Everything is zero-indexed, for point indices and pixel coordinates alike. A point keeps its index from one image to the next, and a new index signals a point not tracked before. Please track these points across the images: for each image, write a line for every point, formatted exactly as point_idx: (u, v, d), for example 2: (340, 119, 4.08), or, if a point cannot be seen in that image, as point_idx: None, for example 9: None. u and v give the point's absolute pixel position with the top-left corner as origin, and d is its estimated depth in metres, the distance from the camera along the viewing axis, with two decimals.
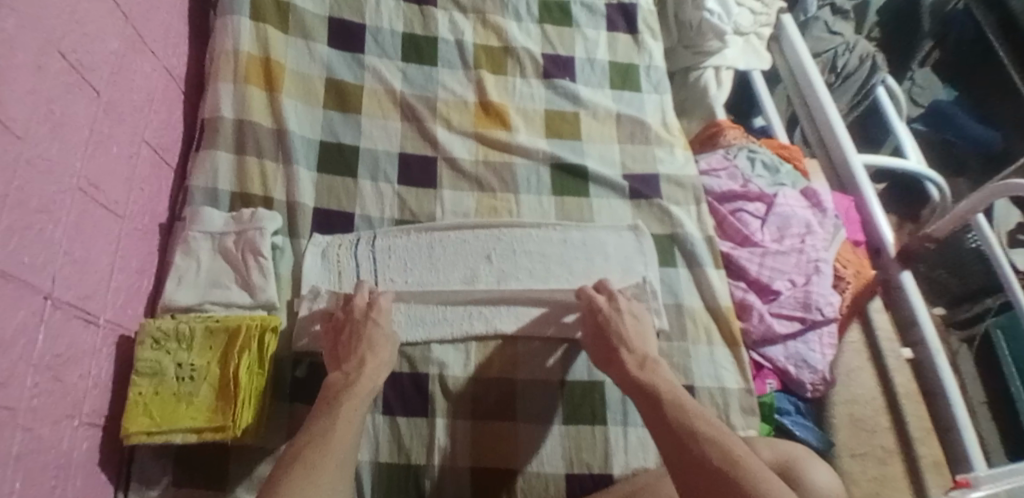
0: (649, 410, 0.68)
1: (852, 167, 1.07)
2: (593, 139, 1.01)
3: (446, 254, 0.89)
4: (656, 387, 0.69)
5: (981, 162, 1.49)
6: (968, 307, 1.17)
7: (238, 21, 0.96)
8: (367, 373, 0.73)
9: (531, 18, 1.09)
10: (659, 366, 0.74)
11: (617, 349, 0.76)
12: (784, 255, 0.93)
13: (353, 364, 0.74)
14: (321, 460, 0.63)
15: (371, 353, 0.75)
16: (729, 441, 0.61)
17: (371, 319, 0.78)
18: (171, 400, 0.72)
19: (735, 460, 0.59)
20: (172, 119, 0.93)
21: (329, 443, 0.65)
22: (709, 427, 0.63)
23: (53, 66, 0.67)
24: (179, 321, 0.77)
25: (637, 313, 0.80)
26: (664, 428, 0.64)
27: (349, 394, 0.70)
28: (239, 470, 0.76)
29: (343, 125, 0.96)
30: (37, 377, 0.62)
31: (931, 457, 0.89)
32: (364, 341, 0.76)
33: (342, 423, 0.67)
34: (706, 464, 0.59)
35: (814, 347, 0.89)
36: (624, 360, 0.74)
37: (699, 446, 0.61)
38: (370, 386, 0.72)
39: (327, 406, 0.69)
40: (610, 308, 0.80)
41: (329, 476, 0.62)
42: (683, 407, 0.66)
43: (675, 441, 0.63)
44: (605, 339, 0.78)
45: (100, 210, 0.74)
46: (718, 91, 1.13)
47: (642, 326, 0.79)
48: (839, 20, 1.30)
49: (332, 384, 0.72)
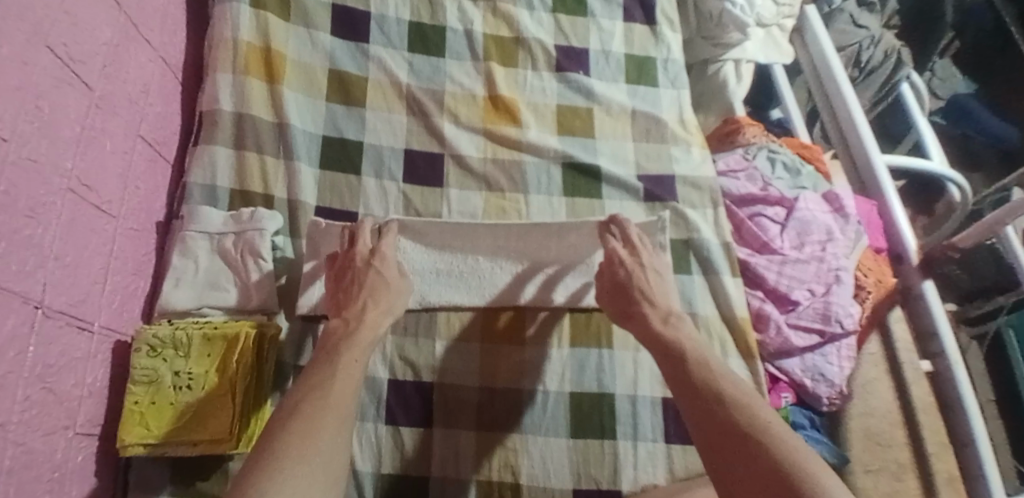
0: (674, 370, 0.66)
1: (874, 168, 1.01)
2: (606, 136, 0.97)
3: (450, 240, 0.83)
4: (681, 348, 0.68)
5: (998, 157, 1.45)
6: (980, 304, 1.04)
7: (237, 7, 0.92)
8: (367, 323, 0.71)
9: (543, 7, 1.04)
10: (683, 322, 0.72)
11: (636, 301, 0.74)
12: (803, 264, 0.89)
13: (353, 312, 0.72)
14: (322, 413, 0.62)
15: (371, 304, 0.72)
16: (755, 405, 0.60)
17: (374, 268, 0.75)
18: (167, 411, 0.70)
19: (764, 427, 0.58)
20: (169, 111, 0.89)
21: (329, 397, 0.63)
22: (735, 390, 0.62)
23: (41, 60, 0.63)
24: (176, 327, 0.74)
25: (659, 270, 0.77)
26: (689, 387, 0.64)
27: (348, 344, 0.68)
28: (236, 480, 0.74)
29: (346, 118, 0.92)
30: (28, 389, 0.59)
31: (945, 473, 0.86)
32: (367, 288, 0.73)
33: (342, 379, 0.65)
34: (731, 427, 0.59)
35: (831, 360, 0.87)
36: (647, 314, 0.72)
37: (728, 411, 0.60)
38: (370, 337, 0.70)
39: (325, 358, 0.67)
40: (632, 261, 0.76)
41: (329, 434, 0.61)
42: (709, 368, 0.65)
43: (700, 401, 0.62)
44: (625, 294, 0.75)
45: (93, 210, 0.71)
46: (737, 85, 1.09)
47: (663, 283, 0.76)
48: (866, 13, 1.25)
49: (332, 332, 0.71)
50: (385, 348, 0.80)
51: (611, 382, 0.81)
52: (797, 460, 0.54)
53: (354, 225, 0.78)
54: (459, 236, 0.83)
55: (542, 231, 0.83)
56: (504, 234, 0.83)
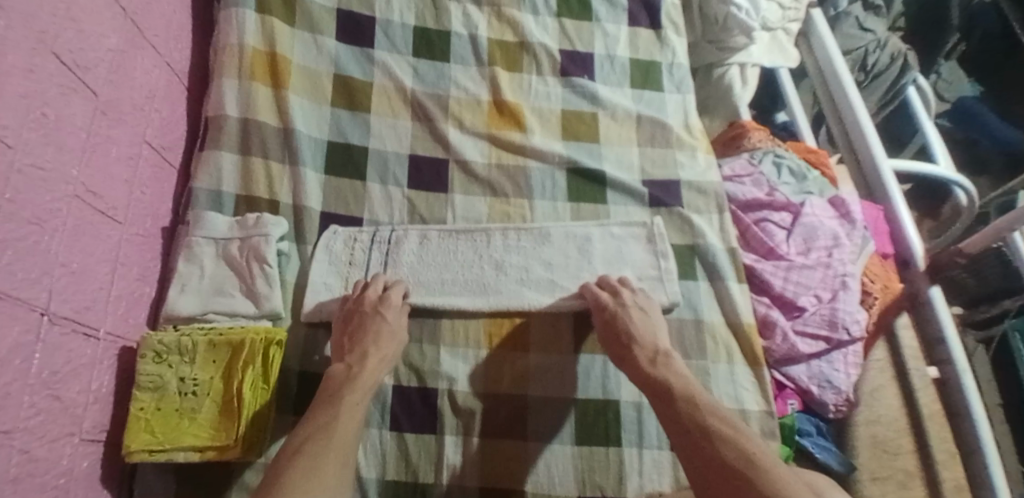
0: (662, 409, 0.68)
1: (881, 174, 1.01)
2: (611, 142, 0.97)
3: (457, 254, 0.86)
4: (668, 384, 0.70)
5: (1003, 161, 1.42)
6: (985, 308, 1.04)
7: (243, 13, 0.92)
8: (369, 368, 0.72)
9: (548, 12, 1.04)
10: (672, 361, 0.74)
11: (628, 346, 0.75)
12: (810, 270, 0.89)
13: (356, 358, 0.73)
14: (323, 454, 0.63)
15: (374, 346, 0.74)
16: (744, 439, 0.62)
17: (379, 313, 0.77)
18: (173, 416, 0.71)
19: (751, 460, 0.60)
20: (175, 117, 0.90)
21: (330, 439, 0.65)
22: (723, 425, 0.64)
23: (47, 67, 0.63)
24: (181, 333, 0.74)
25: (644, 307, 0.80)
26: (676, 425, 0.66)
27: (351, 388, 0.70)
28: (239, 484, 0.74)
29: (351, 124, 0.92)
30: (33, 396, 0.59)
31: (953, 481, 0.85)
32: (370, 333, 0.75)
33: (343, 422, 0.67)
34: (719, 465, 0.60)
35: (838, 366, 0.87)
36: (636, 356, 0.74)
37: (716, 446, 0.62)
38: (371, 380, 0.72)
39: (328, 401, 0.69)
40: (616, 304, 0.79)
41: (331, 474, 0.63)
42: (697, 403, 0.67)
43: (688, 439, 0.64)
44: (615, 335, 0.77)
45: (99, 217, 0.71)
46: (743, 90, 1.08)
47: (650, 320, 0.78)
48: (871, 16, 1.23)
49: (333, 377, 0.72)
50: None
51: (616, 389, 0.81)
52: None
53: (367, 279, 0.83)
54: (461, 249, 0.86)
55: (547, 245, 0.87)
56: (511, 248, 0.87)
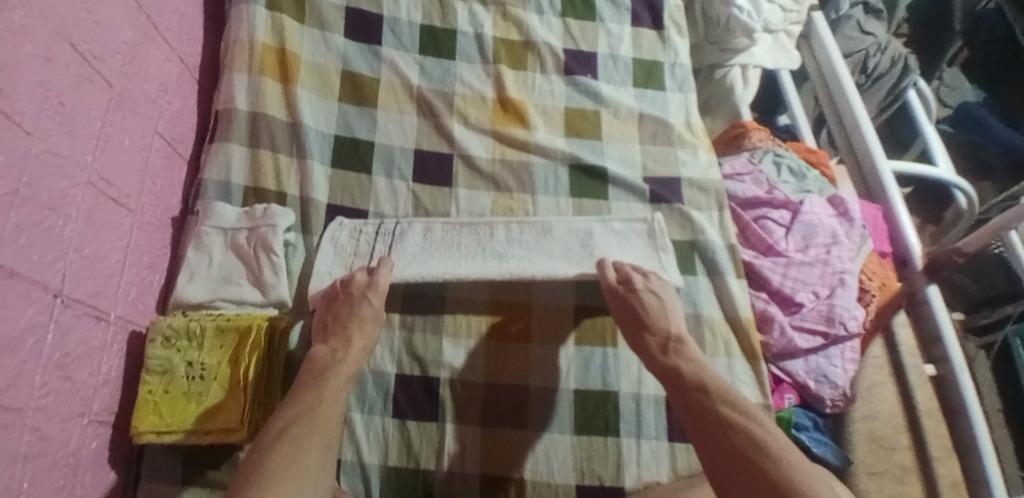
0: (676, 396, 0.70)
1: (880, 174, 1.02)
2: (614, 140, 0.98)
3: (461, 238, 0.87)
4: (681, 371, 0.72)
5: (1007, 165, 1.41)
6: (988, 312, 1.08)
7: (253, 10, 0.94)
8: (351, 357, 0.74)
9: (553, 12, 1.06)
10: (684, 345, 0.75)
11: (640, 331, 0.78)
12: (808, 267, 0.90)
13: (341, 340, 0.75)
14: (308, 437, 0.65)
15: (359, 331, 0.76)
16: (756, 426, 0.63)
17: (366, 297, 0.78)
18: (180, 400, 0.72)
19: (761, 446, 0.61)
20: (186, 109, 0.92)
21: (313, 422, 0.67)
22: (734, 412, 0.65)
23: (63, 57, 0.65)
24: (190, 319, 0.76)
25: (657, 291, 0.80)
26: (691, 412, 0.68)
27: (335, 373, 0.72)
28: (228, 462, 0.76)
29: (359, 119, 0.94)
30: (45, 376, 0.61)
31: (949, 478, 0.84)
32: (354, 318, 0.76)
33: (328, 403, 0.69)
34: (731, 451, 0.62)
35: (835, 362, 0.88)
36: (649, 344, 0.76)
37: (727, 435, 0.63)
38: (354, 367, 0.73)
39: (312, 383, 0.71)
40: (626, 290, 0.80)
41: (315, 454, 0.65)
42: (706, 389, 0.68)
43: (701, 428, 0.66)
44: (630, 310, 0.79)
45: (111, 204, 0.73)
46: (744, 90, 1.10)
47: (663, 303, 0.79)
48: (872, 20, 1.25)
49: (318, 359, 0.74)
50: (396, 344, 0.82)
51: (616, 380, 0.82)
52: (796, 478, 0.57)
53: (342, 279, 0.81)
54: (460, 237, 0.87)
55: (550, 236, 0.87)
56: (513, 234, 0.87)
